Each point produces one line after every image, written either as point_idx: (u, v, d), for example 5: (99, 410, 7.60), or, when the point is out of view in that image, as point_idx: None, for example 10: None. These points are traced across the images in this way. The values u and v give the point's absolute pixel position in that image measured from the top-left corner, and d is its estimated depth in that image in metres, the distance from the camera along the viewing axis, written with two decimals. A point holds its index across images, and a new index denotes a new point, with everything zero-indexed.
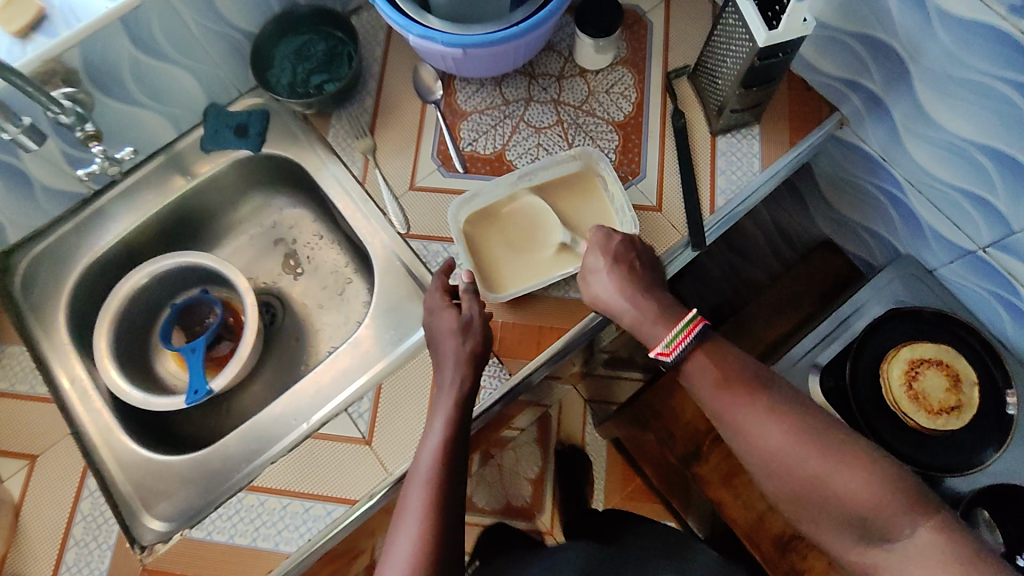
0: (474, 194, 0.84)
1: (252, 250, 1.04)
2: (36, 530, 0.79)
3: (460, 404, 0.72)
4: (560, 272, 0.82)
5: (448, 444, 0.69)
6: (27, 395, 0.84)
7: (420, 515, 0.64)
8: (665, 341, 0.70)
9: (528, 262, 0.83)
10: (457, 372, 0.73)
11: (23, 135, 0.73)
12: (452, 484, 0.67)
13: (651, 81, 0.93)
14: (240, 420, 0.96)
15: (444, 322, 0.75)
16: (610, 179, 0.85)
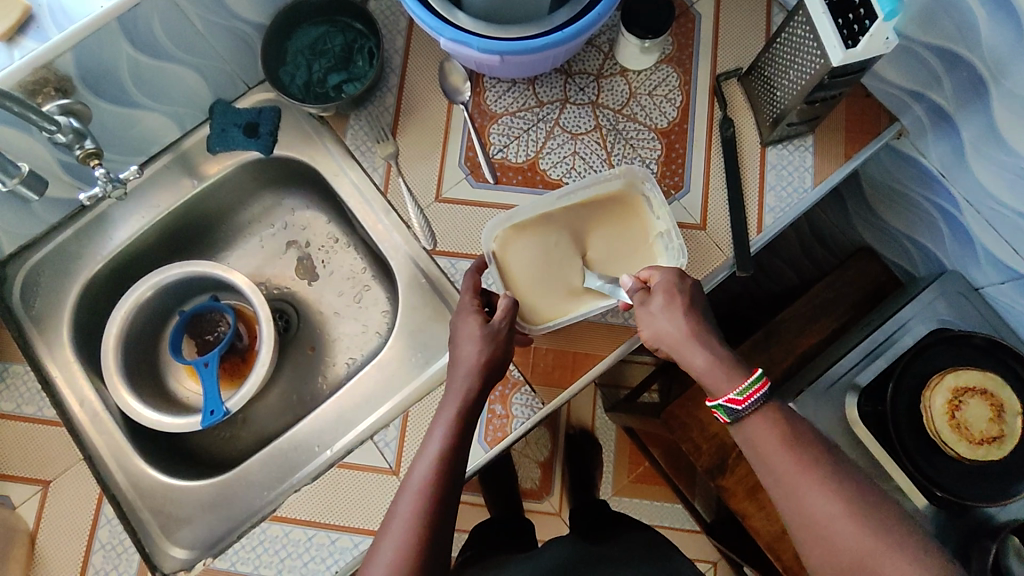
0: (513, 212, 0.79)
1: (264, 253, 0.98)
2: (55, 557, 0.77)
3: (466, 414, 0.67)
4: (599, 303, 0.77)
5: (450, 456, 0.64)
6: (35, 418, 0.81)
7: (405, 527, 0.60)
8: (744, 385, 0.63)
9: (565, 291, 0.78)
10: (467, 379, 0.67)
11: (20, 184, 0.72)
12: (448, 499, 0.62)
13: (697, 84, 0.87)
14: (254, 433, 0.91)
15: (465, 327, 0.70)
16: (657, 203, 0.79)
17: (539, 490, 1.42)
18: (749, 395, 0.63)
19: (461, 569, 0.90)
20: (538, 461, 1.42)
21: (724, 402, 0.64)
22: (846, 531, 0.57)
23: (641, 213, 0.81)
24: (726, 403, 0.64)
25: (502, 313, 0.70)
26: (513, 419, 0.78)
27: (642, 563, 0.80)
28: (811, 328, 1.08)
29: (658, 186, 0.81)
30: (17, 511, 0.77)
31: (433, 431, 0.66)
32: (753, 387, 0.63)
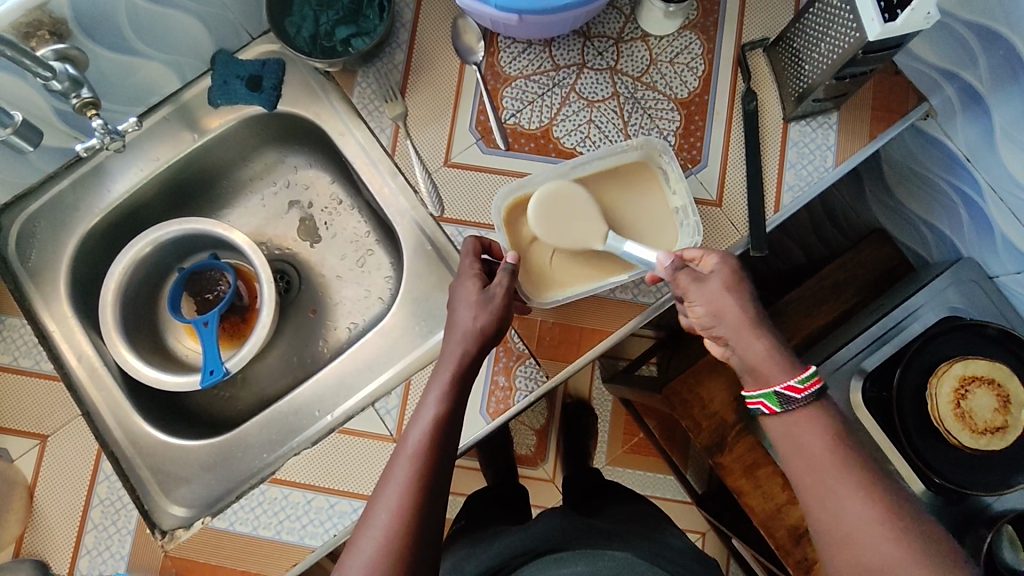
0: (523, 180, 0.77)
1: (265, 213, 0.96)
2: (51, 512, 0.76)
3: (460, 379, 0.65)
4: (610, 278, 0.77)
5: (443, 422, 0.63)
6: (31, 371, 0.79)
7: (399, 494, 0.59)
8: (804, 373, 0.61)
9: (578, 264, 0.78)
10: (461, 344, 0.66)
11: (16, 134, 0.69)
12: (442, 465, 0.61)
13: (720, 53, 0.84)
14: (255, 392, 0.91)
15: (464, 292, 0.69)
16: (673, 176, 0.78)
17: (534, 457, 1.43)
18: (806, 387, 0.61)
19: (457, 535, 0.90)
20: (534, 428, 1.44)
21: (778, 390, 0.62)
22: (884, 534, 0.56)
23: (654, 186, 0.79)
24: (784, 390, 0.61)
25: (500, 281, 0.69)
26: (516, 391, 0.78)
27: (640, 537, 0.80)
28: (820, 310, 1.05)
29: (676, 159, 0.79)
30: (15, 464, 0.77)
31: (426, 397, 0.65)
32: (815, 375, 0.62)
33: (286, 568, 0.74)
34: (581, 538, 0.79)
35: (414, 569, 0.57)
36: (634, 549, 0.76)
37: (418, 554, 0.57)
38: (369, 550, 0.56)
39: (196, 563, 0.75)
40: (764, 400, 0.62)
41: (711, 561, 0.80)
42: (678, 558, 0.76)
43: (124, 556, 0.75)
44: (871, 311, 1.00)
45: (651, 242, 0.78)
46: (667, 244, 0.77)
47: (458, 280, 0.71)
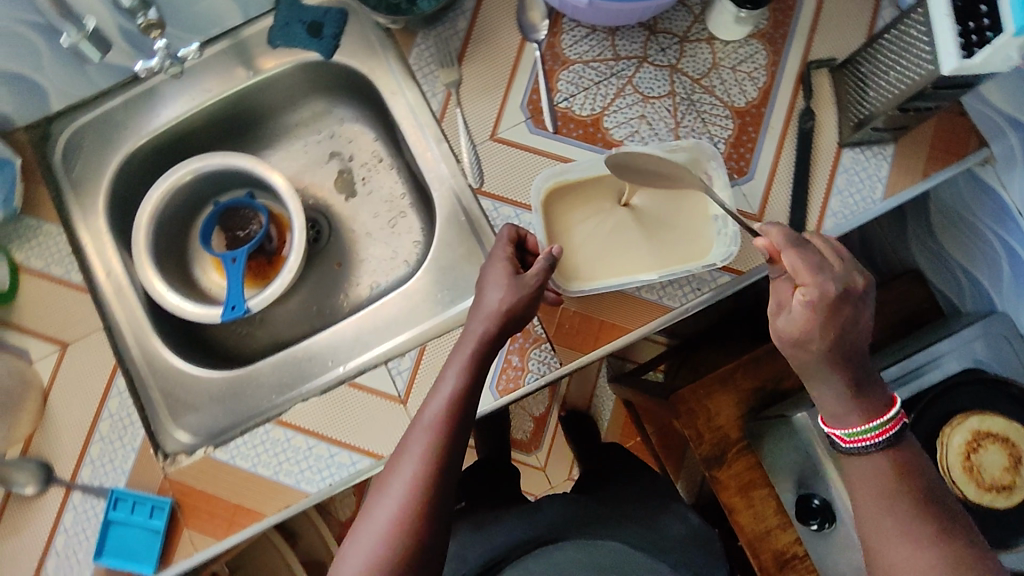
0: (566, 166, 0.78)
1: (305, 160, 0.96)
2: (62, 417, 0.77)
3: (480, 358, 0.66)
4: (641, 275, 0.77)
5: (461, 399, 0.64)
6: (60, 279, 0.80)
7: (414, 466, 0.60)
8: (852, 431, 0.61)
9: (610, 256, 0.78)
10: (483, 324, 0.66)
11: (86, 42, 0.75)
12: (458, 440, 0.62)
13: (784, 67, 0.82)
14: (272, 334, 0.92)
15: (494, 274, 0.69)
16: (717, 182, 0.77)
17: (529, 443, 1.44)
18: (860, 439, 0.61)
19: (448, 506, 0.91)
20: (534, 415, 1.45)
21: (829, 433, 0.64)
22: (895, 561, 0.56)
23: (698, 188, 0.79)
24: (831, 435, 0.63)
25: (536, 270, 0.68)
26: (527, 373, 0.78)
27: (629, 532, 0.80)
28: None
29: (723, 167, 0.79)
30: (34, 366, 0.78)
31: (445, 373, 0.66)
32: (865, 435, 0.61)
33: (279, 508, 0.76)
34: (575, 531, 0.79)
35: (425, 541, 0.58)
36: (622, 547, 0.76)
37: (433, 523, 0.58)
38: (382, 518, 0.58)
39: (193, 489, 0.76)
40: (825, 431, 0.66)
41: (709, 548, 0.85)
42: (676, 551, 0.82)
43: (125, 472, 0.76)
44: (894, 350, 0.98)
45: (686, 247, 0.78)
46: (702, 250, 0.78)
47: (489, 264, 0.71)
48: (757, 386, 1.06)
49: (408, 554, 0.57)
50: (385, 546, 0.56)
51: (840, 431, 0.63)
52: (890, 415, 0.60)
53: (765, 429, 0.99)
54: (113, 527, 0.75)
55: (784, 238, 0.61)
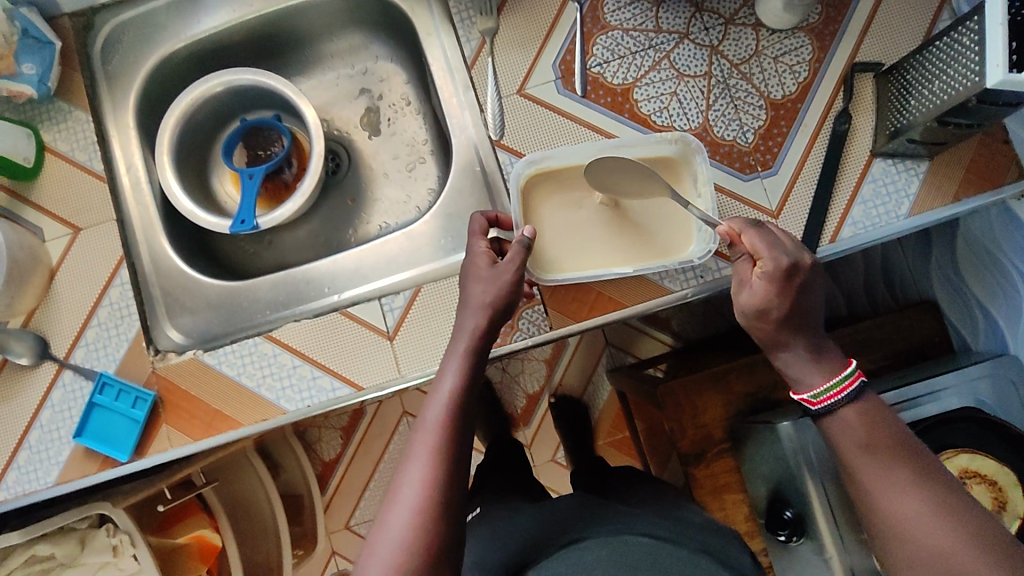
0: (547, 154, 0.76)
1: (335, 92, 0.97)
2: (64, 298, 0.80)
3: (474, 350, 0.66)
4: (615, 268, 0.76)
5: (460, 393, 0.64)
6: (82, 166, 0.82)
7: (424, 472, 0.59)
8: (818, 388, 0.60)
9: (583, 248, 0.77)
10: (474, 317, 0.67)
11: None
12: (462, 436, 0.62)
13: (828, 65, 0.80)
14: (278, 257, 0.94)
15: (475, 266, 0.69)
16: (701, 177, 0.76)
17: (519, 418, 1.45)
18: (827, 398, 0.60)
19: None
20: (527, 391, 1.45)
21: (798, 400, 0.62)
22: (889, 519, 0.56)
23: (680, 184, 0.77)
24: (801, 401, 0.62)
25: (512, 255, 0.69)
26: (516, 332, 0.79)
27: (590, 504, 0.80)
28: None
29: (728, 163, 0.79)
30: (45, 244, 0.81)
31: (443, 370, 0.66)
32: (831, 390, 0.60)
33: (258, 421, 0.77)
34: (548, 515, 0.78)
35: (445, 546, 0.57)
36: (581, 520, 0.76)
37: (451, 524, 0.58)
38: (399, 527, 0.57)
39: (177, 387, 0.78)
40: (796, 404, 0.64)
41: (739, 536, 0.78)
42: (704, 539, 0.73)
43: (115, 359, 0.79)
44: (894, 375, 0.95)
45: (663, 242, 0.77)
46: (681, 246, 0.77)
47: (468, 255, 0.71)
48: (749, 391, 1.03)
49: (431, 563, 0.56)
50: (407, 557, 0.56)
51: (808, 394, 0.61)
52: (851, 368, 0.60)
53: (747, 434, 0.98)
54: (96, 410, 0.77)
55: (742, 222, 0.65)
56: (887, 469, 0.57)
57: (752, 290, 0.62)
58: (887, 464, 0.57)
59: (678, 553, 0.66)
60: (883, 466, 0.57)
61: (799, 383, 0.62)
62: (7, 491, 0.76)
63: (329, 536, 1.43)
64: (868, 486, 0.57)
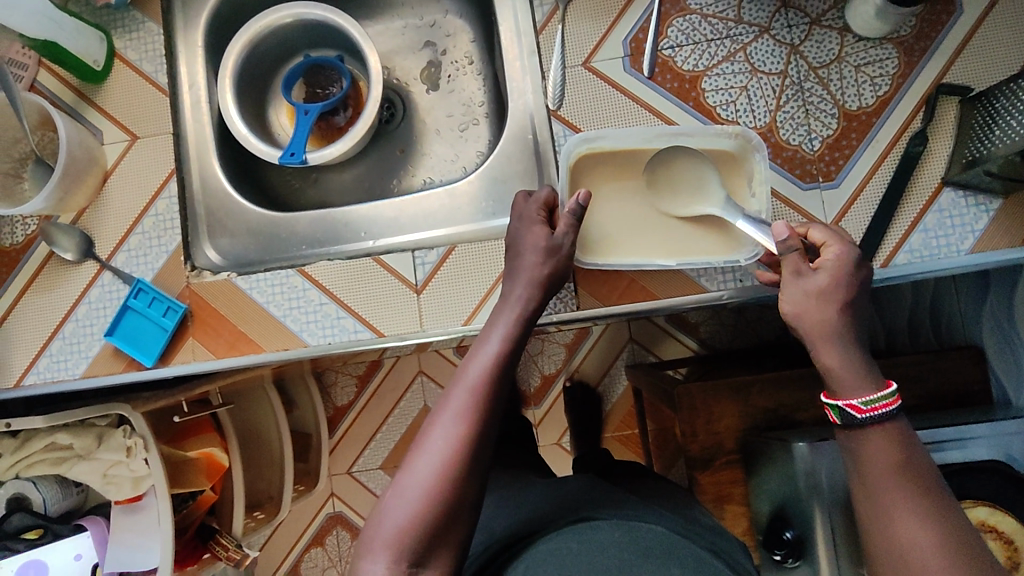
0: (600, 133, 0.73)
1: (401, 41, 0.97)
2: (114, 202, 0.82)
3: (522, 319, 0.68)
4: (656, 260, 0.74)
5: (503, 357, 0.65)
6: (148, 76, 0.84)
7: (458, 425, 0.60)
8: (871, 396, 0.56)
9: (629, 234, 0.75)
10: (526, 288, 0.69)
11: None
12: (499, 399, 0.63)
13: (912, 81, 0.76)
14: (322, 196, 0.95)
15: (532, 237, 0.71)
16: (759, 177, 0.73)
17: (531, 396, 1.45)
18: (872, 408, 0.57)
19: None
20: (542, 372, 1.45)
21: (841, 405, 0.58)
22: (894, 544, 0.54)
23: (735, 182, 0.75)
24: (845, 407, 0.58)
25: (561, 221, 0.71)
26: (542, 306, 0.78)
27: (589, 487, 0.80)
28: None
29: (788, 168, 0.76)
30: (103, 148, 0.83)
31: (487, 334, 0.67)
32: (880, 401, 0.56)
33: (279, 350, 0.79)
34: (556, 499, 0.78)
35: (465, 498, 0.59)
36: (577, 504, 0.75)
37: (472, 480, 0.59)
38: (425, 473, 0.58)
39: (208, 304, 0.80)
40: (829, 409, 0.59)
41: (742, 543, 0.77)
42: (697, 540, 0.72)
43: (153, 269, 0.81)
44: (925, 415, 0.91)
45: (710, 242, 0.75)
46: (727, 246, 0.74)
47: (517, 210, 0.75)
48: (770, 407, 1.01)
49: (450, 513, 0.58)
50: (429, 502, 0.57)
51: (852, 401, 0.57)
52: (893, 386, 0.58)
53: (759, 449, 0.96)
54: (129, 313, 0.80)
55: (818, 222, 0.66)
56: (904, 501, 0.55)
57: (812, 280, 0.61)
58: (903, 494, 0.55)
59: (674, 550, 0.65)
60: (900, 495, 0.55)
61: (840, 389, 0.58)
62: (38, 376, 0.80)
63: (331, 479, 1.46)
64: (881, 510, 0.55)
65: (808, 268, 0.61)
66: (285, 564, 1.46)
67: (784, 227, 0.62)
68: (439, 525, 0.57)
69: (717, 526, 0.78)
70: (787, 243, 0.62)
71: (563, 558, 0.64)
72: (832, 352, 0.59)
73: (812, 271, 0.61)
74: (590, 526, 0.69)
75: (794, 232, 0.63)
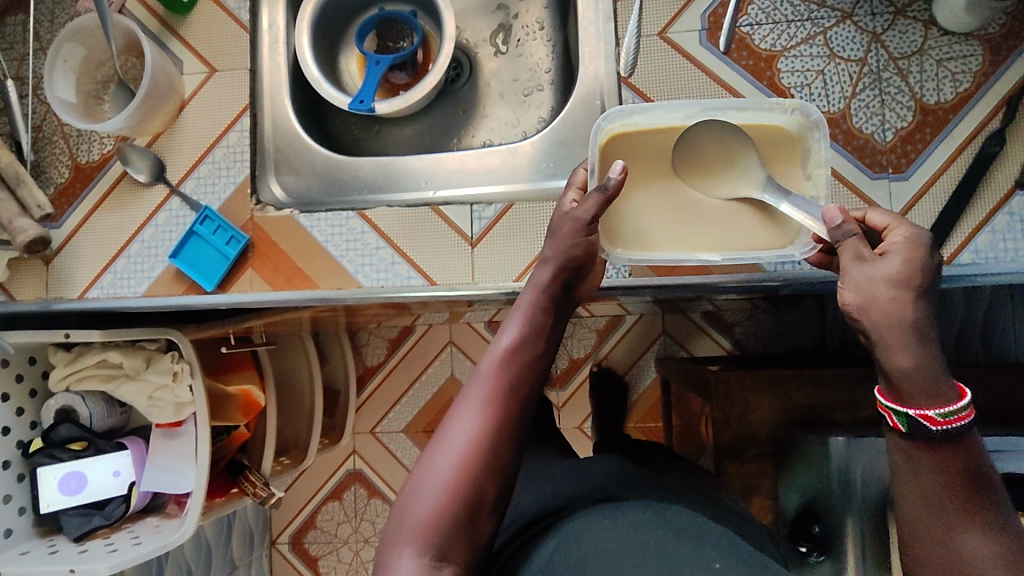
0: (637, 107, 0.68)
1: (472, 2, 0.98)
2: (188, 130, 0.85)
3: (537, 310, 0.69)
4: (699, 254, 0.69)
5: (516, 349, 0.66)
6: (232, 12, 0.87)
7: (474, 420, 0.62)
8: (949, 408, 0.52)
9: (670, 224, 0.69)
10: (541, 281, 0.70)
11: None
12: (513, 389, 0.64)
13: (996, 80, 0.74)
14: (382, 147, 0.97)
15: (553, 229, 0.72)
16: (815, 160, 0.68)
17: (557, 379, 1.45)
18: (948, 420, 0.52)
19: None
20: (571, 355, 1.45)
21: (912, 414, 0.53)
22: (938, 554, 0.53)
23: (788, 163, 0.69)
24: (918, 417, 0.53)
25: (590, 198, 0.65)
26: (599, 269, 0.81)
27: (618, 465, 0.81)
28: None
29: (858, 157, 0.75)
30: (182, 77, 0.85)
31: (503, 327, 0.69)
32: (955, 414, 0.52)
33: (333, 288, 0.81)
34: (586, 478, 0.77)
35: (485, 489, 0.60)
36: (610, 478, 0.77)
37: (493, 471, 0.61)
38: (442, 468, 0.60)
39: (269, 238, 0.82)
40: (893, 415, 0.54)
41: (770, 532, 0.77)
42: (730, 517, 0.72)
43: (221, 199, 0.84)
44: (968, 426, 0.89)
45: (764, 232, 0.69)
46: (777, 239, 0.69)
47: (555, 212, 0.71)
48: (806, 403, 1.00)
49: (470, 504, 0.59)
50: (450, 496, 0.58)
51: (928, 411, 0.53)
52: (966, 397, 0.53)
53: (792, 442, 0.96)
54: (193, 238, 0.82)
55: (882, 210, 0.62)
56: (955, 515, 0.52)
57: (878, 268, 0.55)
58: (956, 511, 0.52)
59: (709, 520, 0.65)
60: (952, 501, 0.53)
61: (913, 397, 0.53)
62: (101, 290, 0.84)
63: (354, 436, 1.49)
64: (932, 522, 0.53)
65: (871, 256, 0.56)
66: (303, 513, 1.49)
67: (838, 211, 0.57)
68: (460, 517, 0.58)
69: (744, 512, 0.78)
70: (841, 229, 0.57)
71: (594, 518, 0.65)
72: (899, 365, 0.53)
73: (874, 257, 0.56)
74: (622, 498, 0.69)
75: (849, 216, 0.58)
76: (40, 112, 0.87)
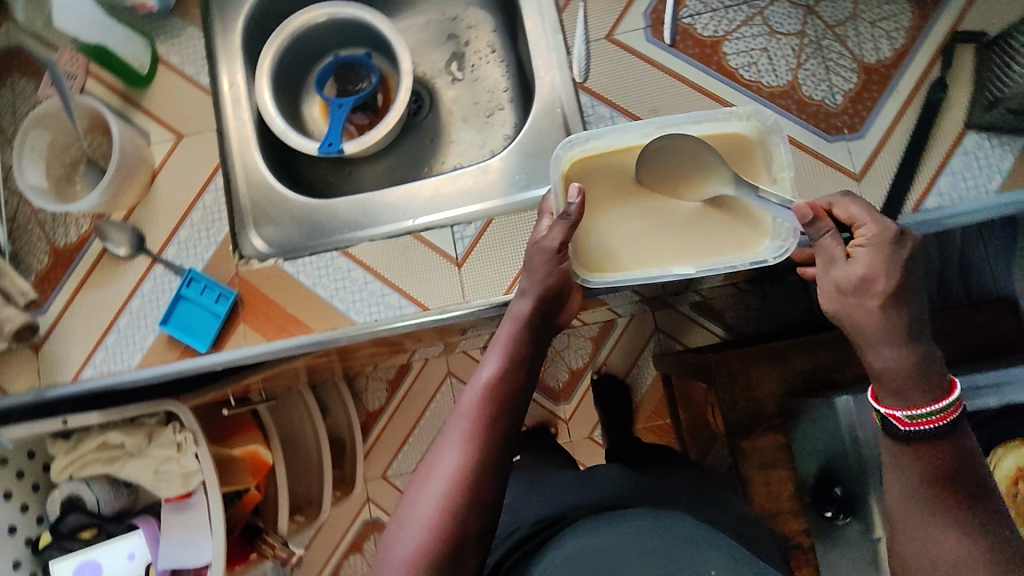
0: (592, 133, 0.73)
1: (422, 36, 1.01)
2: (163, 197, 0.86)
3: (520, 337, 0.66)
4: (673, 268, 0.71)
5: (502, 379, 0.63)
6: (191, 78, 0.89)
7: (457, 459, 0.59)
8: (917, 410, 0.55)
9: (642, 240, 0.72)
10: (523, 306, 0.67)
11: None
12: (499, 422, 0.61)
13: (928, 33, 0.78)
14: (355, 187, 0.98)
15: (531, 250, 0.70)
16: (778, 161, 0.71)
17: (560, 392, 1.45)
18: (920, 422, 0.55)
19: None
20: (570, 366, 1.46)
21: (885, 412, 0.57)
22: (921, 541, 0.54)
23: (754, 167, 0.71)
24: (890, 416, 0.57)
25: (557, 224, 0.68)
26: None
27: (619, 474, 0.83)
28: None
29: (815, 122, 0.78)
30: (150, 147, 0.87)
31: (487, 356, 0.65)
32: (927, 417, 0.55)
33: (327, 329, 0.81)
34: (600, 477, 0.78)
35: (469, 527, 0.58)
36: (622, 486, 0.78)
37: (478, 508, 0.58)
38: (425, 507, 0.58)
39: (257, 290, 0.83)
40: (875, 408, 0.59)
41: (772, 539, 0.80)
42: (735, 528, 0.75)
43: (203, 259, 0.84)
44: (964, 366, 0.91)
45: (737, 234, 0.71)
46: (752, 242, 0.72)
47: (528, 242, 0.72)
48: (807, 369, 1.01)
49: (452, 544, 0.57)
50: (431, 538, 0.57)
51: (899, 411, 0.56)
52: (957, 398, 0.55)
53: (800, 410, 0.96)
54: (182, 302, 0.83)
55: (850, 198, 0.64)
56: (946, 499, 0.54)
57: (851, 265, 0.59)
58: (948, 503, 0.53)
59: None
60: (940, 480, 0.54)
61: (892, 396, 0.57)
62: (95, 369, 0.83)
63: (366, 483, 1.47)
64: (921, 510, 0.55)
65: (843, 256, 0.60)
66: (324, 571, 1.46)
67: (807, 208, 0.60)
68: (442, 556, 0.57)
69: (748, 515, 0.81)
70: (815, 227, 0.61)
71: None
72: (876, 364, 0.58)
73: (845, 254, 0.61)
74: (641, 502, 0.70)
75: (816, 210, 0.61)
76: (13, 204, 0.88)
